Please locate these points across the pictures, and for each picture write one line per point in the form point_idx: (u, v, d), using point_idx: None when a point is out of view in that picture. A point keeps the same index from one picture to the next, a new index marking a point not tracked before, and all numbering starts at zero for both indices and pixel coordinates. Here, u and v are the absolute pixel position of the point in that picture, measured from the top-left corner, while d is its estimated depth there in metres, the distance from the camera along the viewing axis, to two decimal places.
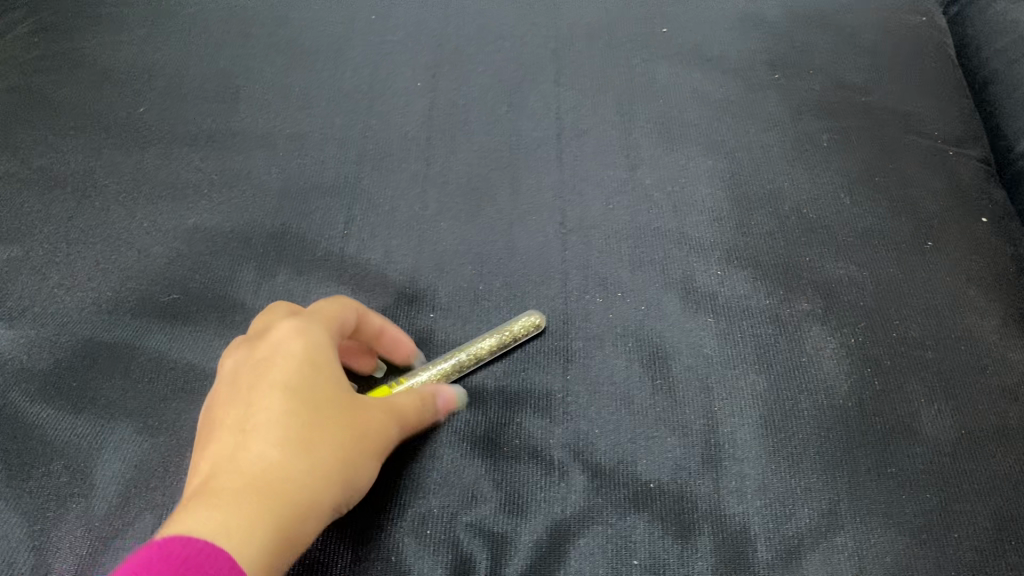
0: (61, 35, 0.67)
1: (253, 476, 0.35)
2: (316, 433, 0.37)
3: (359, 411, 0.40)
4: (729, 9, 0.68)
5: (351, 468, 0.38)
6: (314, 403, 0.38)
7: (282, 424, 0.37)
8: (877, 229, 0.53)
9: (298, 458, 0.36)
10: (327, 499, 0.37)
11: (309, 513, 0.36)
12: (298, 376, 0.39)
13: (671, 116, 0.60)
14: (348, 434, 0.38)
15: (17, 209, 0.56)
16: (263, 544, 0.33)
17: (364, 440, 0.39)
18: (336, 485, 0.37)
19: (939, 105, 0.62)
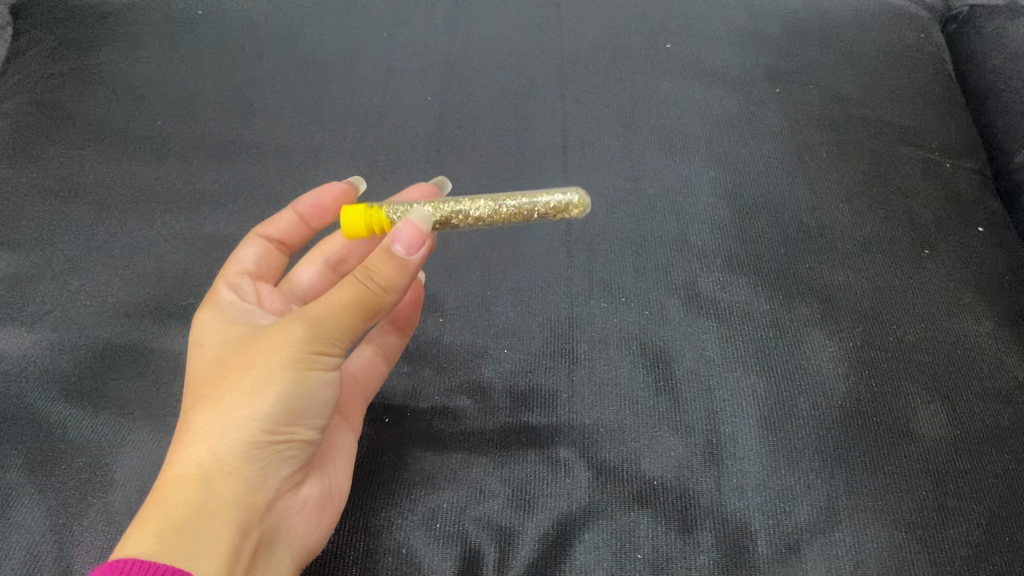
0: (80, 50, 0.69)
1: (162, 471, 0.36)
2: (202, 399, 0.37)
3: (263, 340, 0.37)
4: (729, 24, 0.70)
5: (253, 396, 0.36)
6: (204, 379, 0.38)
7: (184, 413, 0.38)
8: (874, 236, 0.54)
9: (188, 432, 0.36)
10: (240, 442, 0.36)
11: (221, 468, 0.35)
12: (196, 367, 0.40)
13: (672, 128, 0.62)
14: (234, 379, 0.36)
15: (38, 217, 0.57)
16: (153, 524, 0.34)
17: (261, 365, 0.36)
18: (242, 423, 0.36)
19: (935, 117, 0.64)
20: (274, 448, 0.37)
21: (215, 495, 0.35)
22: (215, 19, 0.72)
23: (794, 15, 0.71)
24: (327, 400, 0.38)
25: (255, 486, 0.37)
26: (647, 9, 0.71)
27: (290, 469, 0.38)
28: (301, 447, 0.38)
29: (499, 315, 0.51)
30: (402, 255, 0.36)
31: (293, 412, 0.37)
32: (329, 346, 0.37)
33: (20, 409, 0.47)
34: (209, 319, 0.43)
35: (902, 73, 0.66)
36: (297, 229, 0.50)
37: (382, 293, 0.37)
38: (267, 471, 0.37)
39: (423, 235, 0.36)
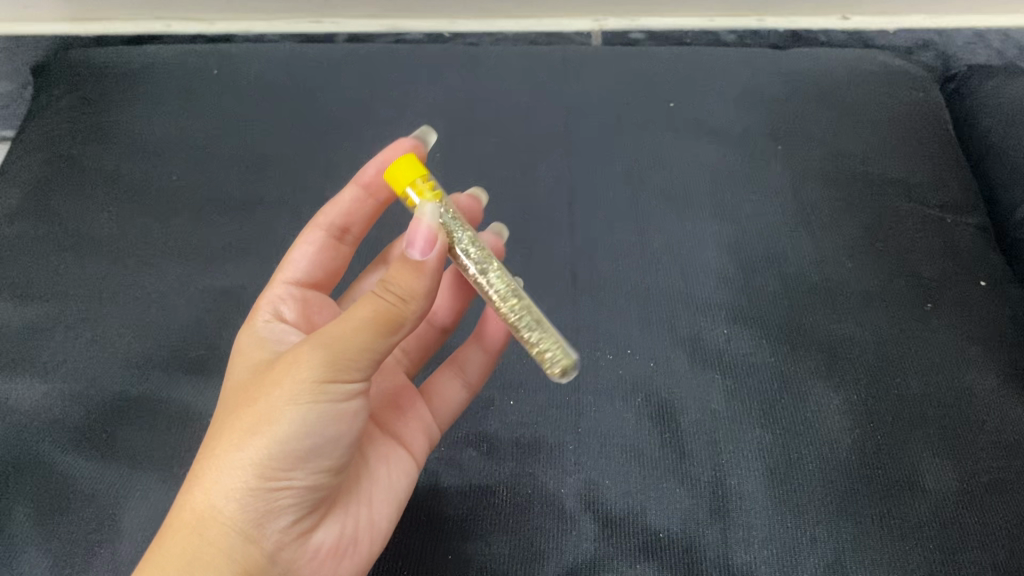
0: (100, 114, 0.72)
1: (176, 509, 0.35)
2: (220, 433, 0.36)
3: (277, 368, 0.35)
4: (732, 83, 0.72)
5: (247, 438, 0.34)
6: (232, 407, 0.37)
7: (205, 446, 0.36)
8: (878, 290, 0.55)
9: (200, 470, 0.35)
10: (232, 490, 0.34)
11: (223, 516, 0.34)
12: (232, 397, 0.39)
13: (677, 184, 0.63)
14: (246, 411, 0.34)
15: (54, 271, 0.59)
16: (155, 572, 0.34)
17: (268, 397, 0.34)
18: (236, 469, 0.34)
19: (935, 174, 0.65)
20: (273, 495, 0.34)
21: (206, 549, 0.34)
22: (230, 79, 0.74)
23: (796, 74, 0.73)
24: (337, 440, 0.35)
25: (262, 534, 0.35)
26: (651, 68, 0.73)
27: (294, 517, 0.35)
28: (308, 492, 0.35)
29: (506, 365, 0.51)
30: (417, 258, 0.34)
31: (301, 452, 0.34)
32: (329, 379, 0.33)
33: (31, 460, 0.48)
34: (245, 340, 0.44)
35: (902, 133, 0.68)
36: (354, 212, 0.50)
37: (400, 305, 0.34)
38: (267, 521, 0.35)
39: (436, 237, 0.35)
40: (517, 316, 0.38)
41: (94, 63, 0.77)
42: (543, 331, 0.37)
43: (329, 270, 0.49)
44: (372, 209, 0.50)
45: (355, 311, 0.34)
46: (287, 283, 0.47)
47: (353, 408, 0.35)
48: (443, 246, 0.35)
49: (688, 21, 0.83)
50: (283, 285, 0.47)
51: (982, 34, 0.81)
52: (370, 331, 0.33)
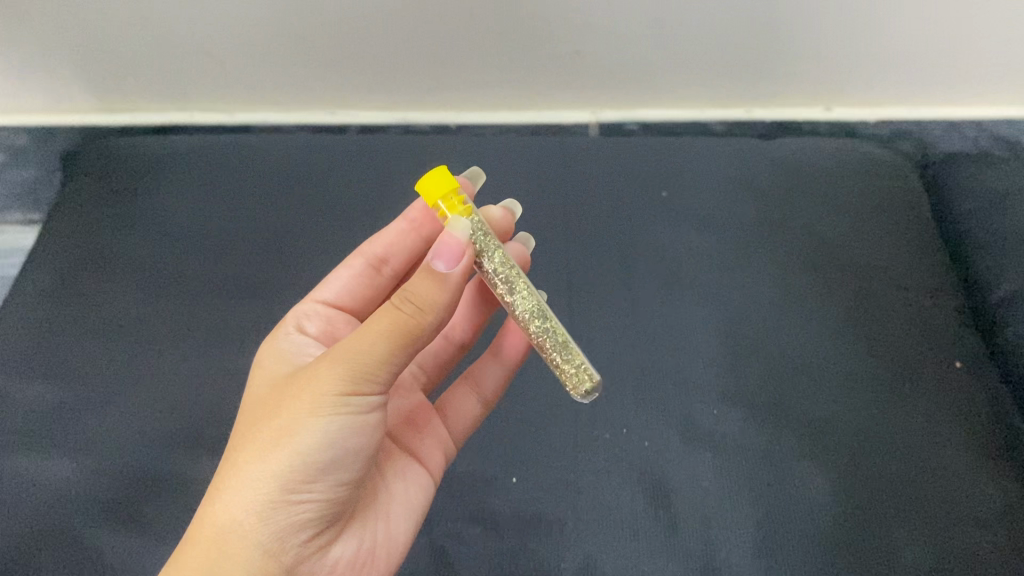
0: (127, 201, 0.77)
1: (194, 523, 0.38)
2: (239, 447, 0.39)
3: (297, 382, 0.38)
4: (722, 172, 0.76)
5: (270, 449, 0.37)
6: (251, 421, 0.40)
7: (224, 460, 0.39)
8: (859, 372, 0.58)
9: (220, 483, 0.38)
10: (254, 500, 0.37)
11: (243, 528, 0.37)
12: (249, 412, 0.42)
13: (669, 269, 0.67)
14: (268, 424, 0.38)
15: (85, 356, 0.64)
16: None
17: (289, 411, 0.37)
18: (258, 479, 0.37)
19: (914, 259, 0.68)
20: (296, 507, 0.38)
21: (228, 561, 0.37)
22: (250, 166, 0.79)
23: (782, 162, 0.77)
24: (355, 449, 0.38)
25: (281, 546, 0.38)
26: (645, 158, 0.78)
27: (313, 526, 0.39)
28: (326, 503, 0.39)
29: (509, 444, 0.55)
30: (440, 270, 0.38)
31: (320, 464, 0.37)
32: (352, 390, 0.37)
33: (64, 534, 0.53)
34: (271, 354, 0.49)
35: (882, 220, 0.72)
36: (396, 244, 0.53)
37: (419, 315, 0.37)
38: (287, 533, 0.38)
39: (462, 251, 0.38)
40: (539, 328, 0.43)
41: (124, 151, 0.82)
42: (567, 349, 0.43)
43: (364, 296, 0.53)
44: (412, 242, 0.53)
45: (375, 322, 0.37)
46: (316, 301, 0.52)
47: (371, 421, 0.38)
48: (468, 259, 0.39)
49: (680, 113, 0.89)
50: (314, 302, 0.52)
51: (957, 126, 0.86)
52: (390, 339, 0.36)
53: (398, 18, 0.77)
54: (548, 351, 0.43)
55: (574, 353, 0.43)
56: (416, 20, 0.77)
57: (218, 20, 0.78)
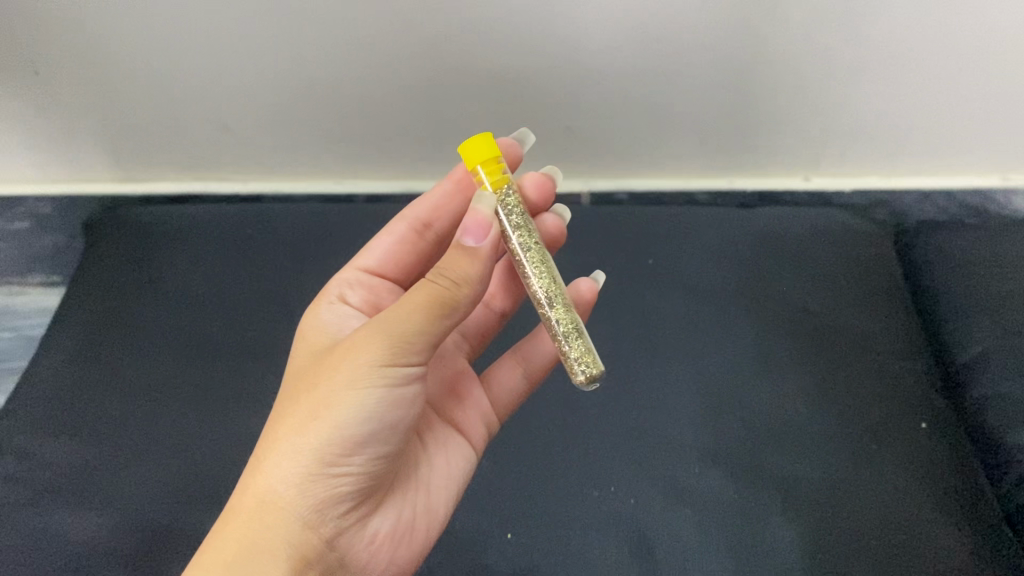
0: (146, 268, 0.82)
1: (245, 485, 0.43)
2: (284, 415, 0.43)
3: (337, 355, 0.43)
4: (704, 238, 0.81)
5: (310, 428, 0.42)
6: (297, 386, 0.45)
7: (271, 425, 0.44)
8: (830, 433, 0.63)
9: (268, 447, 0.43)
10: (292, 478, 0.42)
11: (289, 493, 0.42)
12: (297, 374, 0.47)
13: (655, 330, 0.72)
14: (309, 396, 0.42)
15: (111, 417, 0.69)
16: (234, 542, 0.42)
17: (330, 385, 0.42)
18: (299, 455, 0.42)
19: (885, 321, 0.73)
20: (336, 475, 0.43)
21: (277, 522, 0.42)
22: (265, 234, 0.84)
23: (762, 228, 0.82)
24: (392, 422, 0.43)
25: (323, 507, 0.43)
26: (634, 225, 0.83)
27: (349, 499, 0.44)
28: (362, 476, 0.44)
29: (505, 505, 0.60)
30: (471, 245, 0.43)
31: (357, 435, 0.42)
32: (387, 364, 0.41)
33: None
34: (318, 322, 0.54)
35: (855, 284, 0.77)
36: (439, 208, 0.59)
37: (455, 288, 0.42)
38: (329, 498, 0.43)
39: (487, 228, 0.44)
40: (551, 307, 0.47)
41: (143, 219, 0.88)
42: (575, 333, 0.47)
43: (403, 262, 0.59)
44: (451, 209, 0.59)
45: (412, 296, 0.42)
46: (357, 270, 0.58)
47: (406, 394, 0.43)
48: (494, 233, 0.45)
49: (666, 182, 0.96)
50: (356, 271, 0.58)
51: (926, 195, 0.92)
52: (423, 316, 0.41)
53: (406, 99, 0.84)
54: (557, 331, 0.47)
55: (580, 339, 0.47)
56: (423, 101, 0.84)
57: (239, 100, 0.84)
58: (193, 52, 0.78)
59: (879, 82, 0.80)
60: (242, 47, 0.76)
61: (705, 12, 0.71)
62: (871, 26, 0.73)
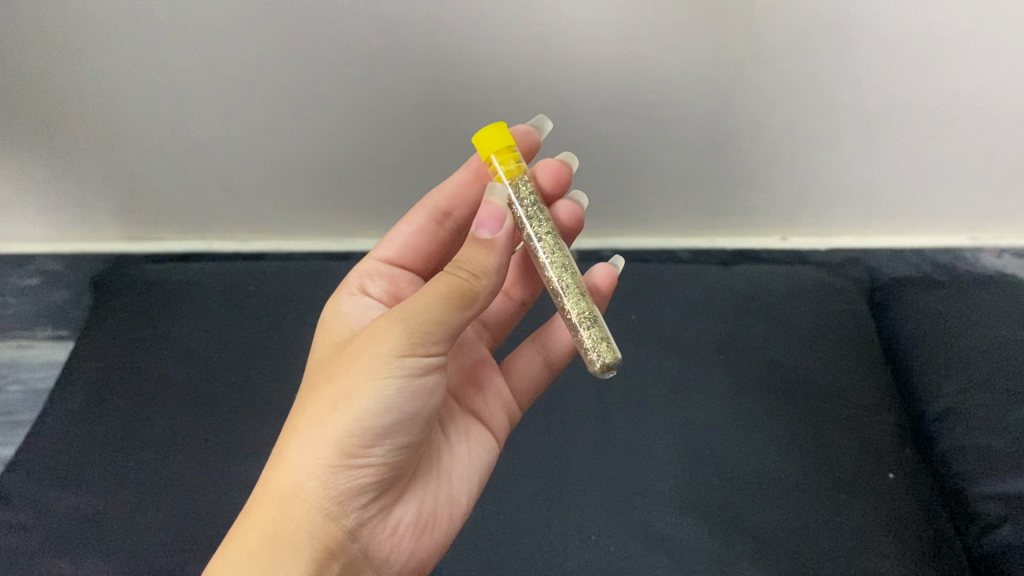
0: (152, 322, 0.86)
1: (269, 478, 0.47)
2: (308, 408, 0.47)
3: (359, 346, 0.46)
4: (685, 293, 0.85)
5: (334, 418, 0.45)
6: (321, 379, 0.48)
7: (296, 417, 0.48)
8: (803, 483, 0.66)
9: (293, 439, 0.46)
10: (316, 468, 0.45)
11: (310, 483, 0.45)
12: (322, 369, 0.51)
13: (637, 383, 0.75)
14: (332, 387, 0.46)
15: (116, 467, 0.72)
16: (259, 531, 0.45)
17: (351, 377, 0.45)
18: (324, 444, 0.45)
19: (857, 373, 0.77)
20: (357, 466, 0.45)
21: (298, 512, 0.45)
22: (266, 292, 0.88)
23: (740, 284, 0.87)
24: (414, 412, 0.46)
25: (345, 498, 0.46)
26: (618, 283, 0.87)
27: (372, 488, 0.47)
28: (383, 466, 0.46)
29: (494, 553, 0.63)
30: (487, 234, 0.46)
31: (377, 426, 0.45)
32: (406, 355, 0.44)
33: None
34: (341, 314, 0.58)
35: (829, 337, 0.80)
36: (457, 197, 0.61)
37: (472, 279, 0.45)
38: (350, 489, 0.46)
39: (502, 218, 0.47)
40: (568, 298, 0.49)
41: (150, 275, 0.92)
42: (592, 323, 0.48)
43: (422, 251, 0.62)
44: (471, 195, 0.61)
45: (430, 288, 0.45)
46: (377, 261, 0.61)
47: (426, 385, 0.46)
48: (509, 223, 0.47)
49: (650, 241, 1.01)
50: (376, 262, 0.62)
51: (898, 253, 0.97)
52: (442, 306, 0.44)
53: (405, 162, 0.89)
54: (574, 324, 0.49)
55: (596, 326, 0.48)
56: (420, 164, 0.89)
57: (246, 163, 0.89)
58: (205, 119, 0.83)
59: (849, 146, 0.85)
60: (252, 113, 0.82)
61: (685, 82, 0.77)
62: (839, 92, 0.78)
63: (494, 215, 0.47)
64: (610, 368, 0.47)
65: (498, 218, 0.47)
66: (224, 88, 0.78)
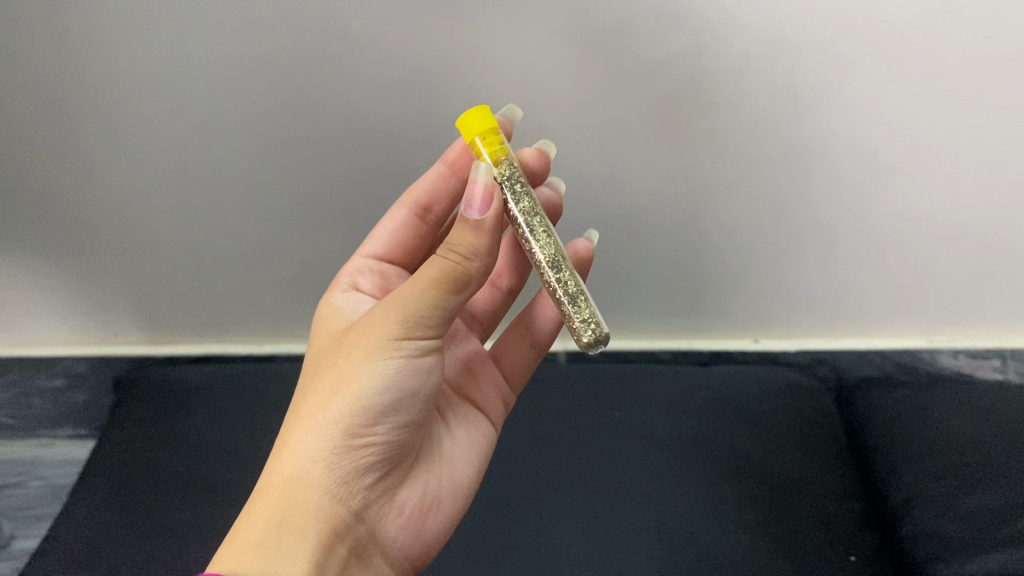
0: (170, 422, 0.93)
1: (272, 466, 0.50)
2: (310, 394, 0.50)
3: (358, 333, 0.50)
4: (664, 393, 0.92)
5: (335, 402, 0.49)
6: (318, 368, 0.52)
7: (297, 404, 0.51)
8: (770, 567, 0.73)
9: (296, 425, 0.50)
10: (320, 452, 0.48)
11: (314, 465, 0.48)
12: (317, 359, 0.55)
13: (620, 473, 0.81)
14: (334, 373, 0.50)
15: (139, 557, 0.78)
16: (262, 519, 0.48)
17: (353, 362, 0.49)
18: (325, 429, 0.49)
19: (823, 464, 0.83)
20: (359, 445, 0.49)
21: (303, 497, 0.48)
22: (278, 394, 0.96)
23: (714, 383, 0.94)
24: (412, 392, 0.50)
25: (347, 480, 0.49)
26: (602, 382, 0.94)
27: (375, 468, 0.51)
28: (385, 446, 0.50)
29: None
30: (475, 216, 0.47)
31: (377, 405, 0.49)
32: (404, 337, 0.48)
33: None
34: (335, 312, 0.62)
35: (796, 431, 0.87)
36: (434, 191, 0.68)
37: (463, 261, 0.48)
38: (353, 470, 0.49)
39: (489, 199, 0.48)
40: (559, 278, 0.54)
41: (168, 380, 0.99)
42: (581, 298, 0.53)
43: (405, 245, 0.69)
44: (448, 189, 0.68)
45: (423, 271, 0.48)
46: (366, 258, 0.68)
47: (422, 366, 0.50)
48: (497, 203, 0.48)
49: (634, 342, 1.08)
50: (365, 259, 0.68)
51: (863, 355, 1.05)
52: (436, 289, 0.47)
53: None
54: (566, 300, 0.53)
55: (584, 300, 0.53)
56: None
57: (266, 267, 0.98)
58: (234, 226, 0.92)
59: (811, 255, 0.94)
60: (273, 217, 0.91)
61: (659, 190, 0.86)
62: (800, 209, 0.88)
63: (484, 194, 0.48)
64: (601, 341, 0.51)
65: (489, 195, 0.48)
66: (255, 199, 0.88)
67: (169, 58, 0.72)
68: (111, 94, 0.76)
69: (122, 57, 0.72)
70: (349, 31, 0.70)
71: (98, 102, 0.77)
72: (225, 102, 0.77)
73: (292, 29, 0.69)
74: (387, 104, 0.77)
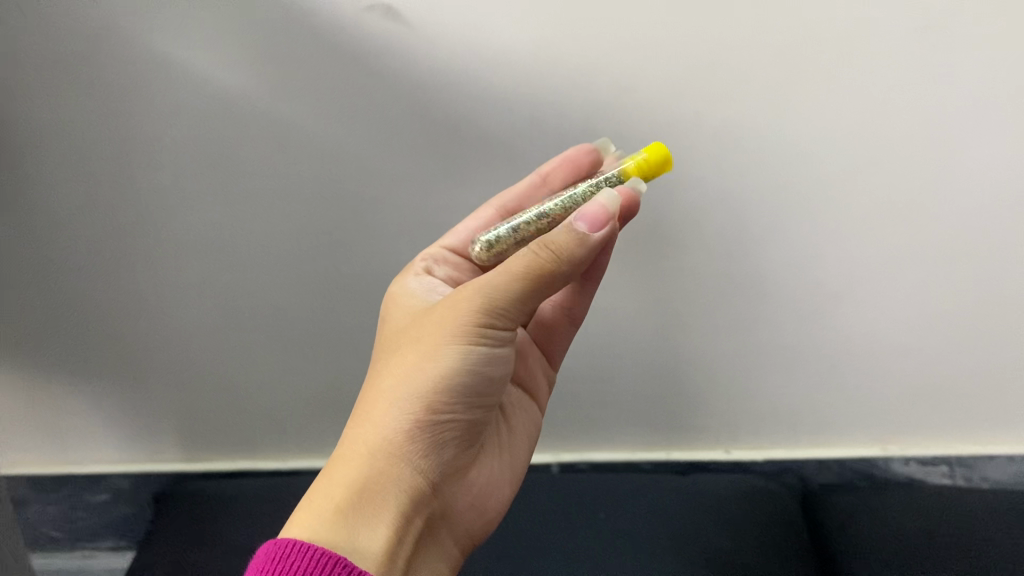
0: (205, 528, 1.05)
1: (360, 431, 0.61)
2: (397, 372, 0.62)
3: (440, 320, 0.61)
4: (643, 496, 1.04)
5: (419, 383, 0.60)
6: (403, 348, 0.63)
7: (381, 379, 0.63)
8: None
9: (383, 399, 0.61)
10: (402, 425, 0.60)
11: (395, 437, 0.60)
12: (400, 337, 0.66)
13: (603, 565, 0.93)
14: (420, 356, 0.61)
15: None
16: (347, 482, 0.58)
17: (435, 347, 0.61)
18: (408, 407, 0.60)
19: (785, 556, 0.95)
20: (434, 422, 0.61)
21: (386, 465, 0.59)
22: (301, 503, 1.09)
23: (689, 487, 1.06)
24: (484, 375, 0.62)
25: (423, 451, 0.61)
26: (588, 488, 1.06)
27: (446, 442, 0.63)
28: (453, 423, 0.62)
29: None
30: (584, 230, 0.56)
31: (452, 387, 0.60)
32: (481, 327, 0.60)
33: None
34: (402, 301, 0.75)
35: (764, 527, 0.99)
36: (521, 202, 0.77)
37: (553, 260, 0.57)
38: (427, 443, 0.61)
39: (601, 215, 0.57)
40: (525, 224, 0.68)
41: (202, 494, 1.11)
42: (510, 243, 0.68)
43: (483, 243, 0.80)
44: (535, 199, 0.77)
45: (514, 264, 0.58)
46: (443, 249, 0.80)
47: (493, 356, 0.62)
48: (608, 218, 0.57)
49: (619, 453, 1.19)
50: (442, 249, 0.80)
51: (823, 464, 1.17)
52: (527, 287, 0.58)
53: None
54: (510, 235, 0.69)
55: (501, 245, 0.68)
56: None
57: (294, 390, 1.11)
58: (269, 353, 1.06)
59: (770, 374, 1.07)
60: (301, 344, 1.05)
61: (633, 318, 1.00)
62: (755, 335, 1.02)
63: (598, 214, 0.57)
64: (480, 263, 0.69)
65: (603, 218, 0.57)
66: (288, 328, 1.03)
67: (227, 206, 0.89)
68: (178, 238, 0.92)
69: (192, 208, 0.89)
70: (373, 185, 0.87)
71: (163, 244, 0.93)
72: (268, 243, 0.93)
73: (326, 181, 0.87)
74: (401, 245, 0.93)
